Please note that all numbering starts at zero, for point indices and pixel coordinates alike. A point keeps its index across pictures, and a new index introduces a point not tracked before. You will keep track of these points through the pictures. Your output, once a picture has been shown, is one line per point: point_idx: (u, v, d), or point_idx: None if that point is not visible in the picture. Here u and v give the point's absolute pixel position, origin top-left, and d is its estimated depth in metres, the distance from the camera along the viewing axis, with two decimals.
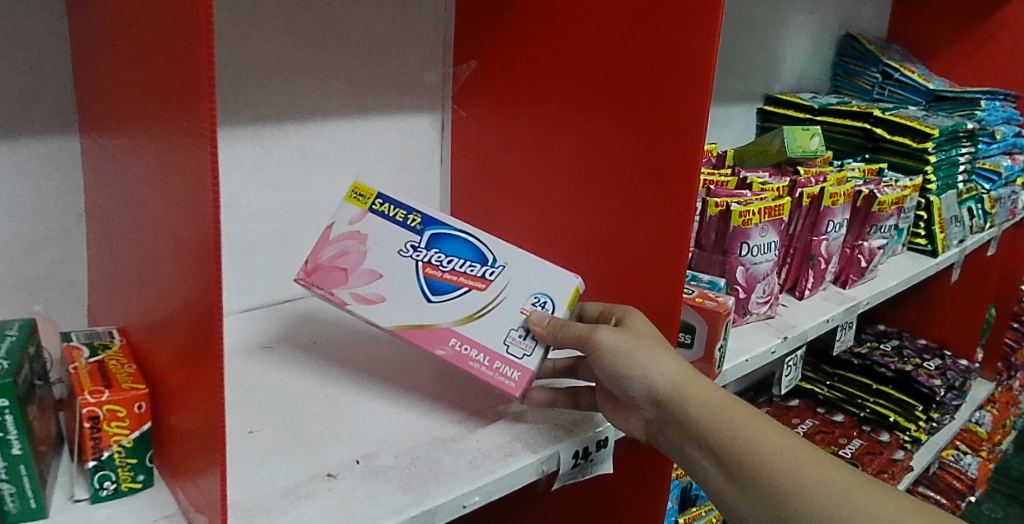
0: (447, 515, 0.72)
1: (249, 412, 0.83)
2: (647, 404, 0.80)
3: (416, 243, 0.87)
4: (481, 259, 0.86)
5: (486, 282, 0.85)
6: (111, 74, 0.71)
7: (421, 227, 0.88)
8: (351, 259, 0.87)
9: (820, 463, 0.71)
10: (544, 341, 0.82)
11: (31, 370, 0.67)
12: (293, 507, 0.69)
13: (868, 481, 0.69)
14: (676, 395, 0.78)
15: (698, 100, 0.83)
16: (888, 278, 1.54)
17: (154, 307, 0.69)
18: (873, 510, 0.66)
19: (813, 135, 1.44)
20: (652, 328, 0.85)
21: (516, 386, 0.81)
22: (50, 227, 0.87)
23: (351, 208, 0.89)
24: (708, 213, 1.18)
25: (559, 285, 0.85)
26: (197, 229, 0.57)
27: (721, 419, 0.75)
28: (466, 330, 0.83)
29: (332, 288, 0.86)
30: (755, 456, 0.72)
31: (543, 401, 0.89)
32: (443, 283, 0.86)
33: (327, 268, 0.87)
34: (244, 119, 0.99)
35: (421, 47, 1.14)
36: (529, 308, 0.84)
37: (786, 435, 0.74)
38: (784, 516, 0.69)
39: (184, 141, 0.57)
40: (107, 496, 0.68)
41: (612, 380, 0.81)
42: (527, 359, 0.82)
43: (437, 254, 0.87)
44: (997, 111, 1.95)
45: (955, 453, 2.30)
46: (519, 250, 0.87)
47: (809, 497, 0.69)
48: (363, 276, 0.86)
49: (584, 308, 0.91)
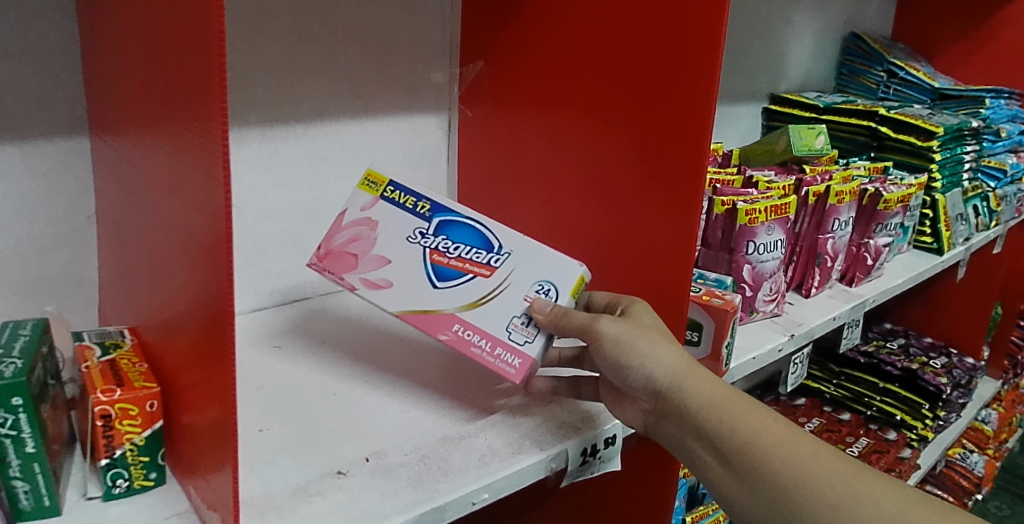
0: (456, 512, 0.73)
1: (260, 411, 0.83)
2: (646, 395, 0.81)
3: (424, 229, 0.88)
4: (487, 246, 0.87)
5: (491, 268, 0.85)
6: (122, 79, 0.72)
7: (429, 214, 0.89)
8: (361, 245, 0.88)
9: (822, 454, 0.71)
10: (546, 330, 0.82)
11: (43, 369, 0.67)
12: (304, 504, 0.69)
13: (869, 472, 0.70)
14: (675, 386, 0.78)
15: (706, 95, 0.83)
16: (893, 276, 1.53)
17: (166, 306, 0.69)
18: (875, 505, 0.66)
19: (818, 134, 1.46)
20: (655, 319, 0.85)
21: (517, 373, 0.81)
22: (62, 228, 0.88)
23: (364, 195, 0.90)
24: (714, 212, 1.18)
25: (563, 272, 0.85)
26: (208, 227, 0.57)
27: (721, 411, 0.76)
28: (470, 316, 0.84)
29: (342, 273, 0.87)
30: (755, 449, 0.73)
31: (544, 389, 0.91)
32: (449, 269, 0.86)
33: (338, 253, 0.88)
34: (253, 120, 1.00)
35: (428, 48, 1.14)
36: (533, 295, 0.84)
37: (787, 428, 0.74)
38: (783, 508, 0.70)
39: (196, 141, 0.57)
40: (119, 494, 0.68)
41: (612, 371, 0.81)
42: (529, 345, 0.82)
43: (444, 241, 0.87)
44: (1003, 109, 1.95)
45: (961, 452, 2.32)
46: (526, 237, 0.87)
47: (811, 489, 0.69)
48: (373, 262, 0.87)
49: (592, 298, 0.92)
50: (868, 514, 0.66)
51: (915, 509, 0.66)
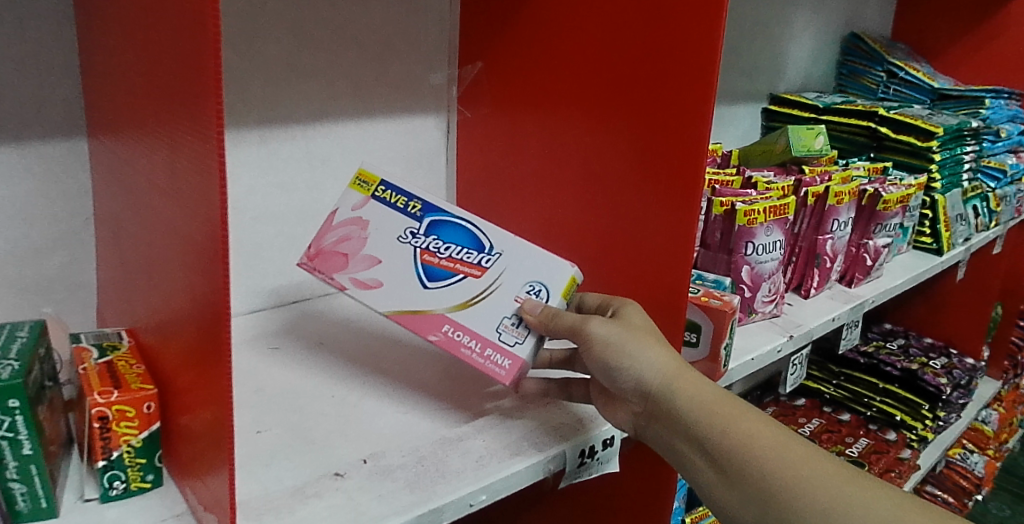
0: (454, 514, 0.73)
1: (258, 412, 0.83)
2: (636, 397, 0.80)
3: (415, 229, 0.88)
4: (478, 246, 0.87)
5: (482, 269, 0.85)
6: (120, 81, 0.72)
7: (420, 213, 0.89)
8: (351, 245, 0.88)
9: (813, 458, 0.71)
10: (537, 330, 0.82)
11: (41, 371, 0.67)
12: (301, 506, 0.69)
13: (859, 476, 0.69)
14: (665, 389, 0.78)
15: (703, 98, 0.83)
16: (893, 276, 1.53)
17: (163, 308, 0.69)
18: (866, 508, 0.66)
19: (818, 134, 1.45)
20: (646, 321, 0.85)
21: (506, 375, 0.81)
22: (59, 229, 0.88)
23: (355, 194, 0.90)
24: (712, 213, 1.18)
25: (554, 273, 0.85)
26: (204, 229, 0.57)
27: (711, 414, 0.76)
28: (461, 317, 0.84)
29: (332, 273, 0.87)
30: (745, 451, 0.72)
31: (534, 391, 0.91)
32: (439, 270, 0.86)
33: (328, 253, 0.88)
34: (251, 122, 1.00)
35: (427, 49, 1.14)
36: (523, 297, 0.84)
37: (777, 431, 0.74)
38: (773, 511, 0.69)
39: (191, 144, 0.57)
40: (117, 495, 0.68)
41: (602, 372, 0.81)
42: (519, 347, 0.82)
43: (435, 241, 0.87)
44: (1003, 109, 1.94)
45: (961, 453, 2.31)
46: (516, 237, 0.87)
47: (802, 492, 0.68)
48: (363, 261, 0.87)
49: (584, 299, 0.91)
50: (860, 517, 0.66)
51: (908, 513, 0.65)
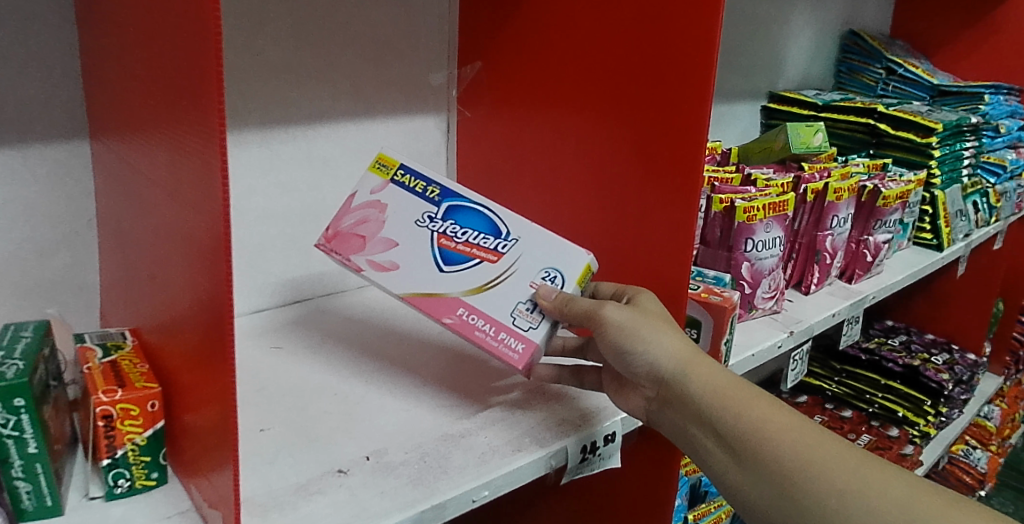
0: (457, 509, 0.73)
1: (260, 411, 0.83)
2: (649, 382, 0.81)
3: (432, 214, 0.89)
4: (495, 232, 0.87)
5: (498, 254, 0.86)
6: (122, 84, 0.72)
7: (438, 198, 0.89)
8: (369, 227, 0.89)
9: (825, 440, 0.71)
10: (551, 316, 0.83)
11: (45, 371, 0.68)
12: (305, 503, 0.69)
13: (876, 460, 0.69)
14: (678, 373, 0.79)
15: (702, 88, 0.84)
16: (894, 272, 1.54)
17: (167, 309, 0.70)
18: (881, 486, 0.66)
19: (816, 131, 1.45)
20: (660, 308, 0.86)
21: (519, 359, 0.81)
22: (63, 231, 0.89)
23: (374, 178, 0.91)
24: (712, 210, 1.19)
25: (570, 262, 0.86)
26: (207, 227, 0.58)
27: (725, 398, 0.76)
28: (476, 301, 0.84)
29: (349, 254, 0.88)
30: (758, 435, 0.73)
31: (547, 376, 0.92)
32: (456, 254, 0.87)
33: (346, 235, 0.89)
34: (252, 122, 1.00)
35: (427, 49, 1.15)
36: (539, 282, 0.85)
37: (791, 416, 0.74)
38: (788, 495, 0.70)
39: (195, 143, 0.57)
40: (121, 493, 0.69)
41: (616, 357, 0.82)
42: (533, 332, 0.83)
43: (452, 226, 0.88)
44: (1000, 105, 1.92)
45: (964, 449, 2.33)
46: (533, 225, 0.88)
47: (815, 474, 0.69)
48: (380, 244, 0.88)
49: (598, 288, 0.92)
50: (874, 498, 0.66)
51: (922, 494, 0.65)
